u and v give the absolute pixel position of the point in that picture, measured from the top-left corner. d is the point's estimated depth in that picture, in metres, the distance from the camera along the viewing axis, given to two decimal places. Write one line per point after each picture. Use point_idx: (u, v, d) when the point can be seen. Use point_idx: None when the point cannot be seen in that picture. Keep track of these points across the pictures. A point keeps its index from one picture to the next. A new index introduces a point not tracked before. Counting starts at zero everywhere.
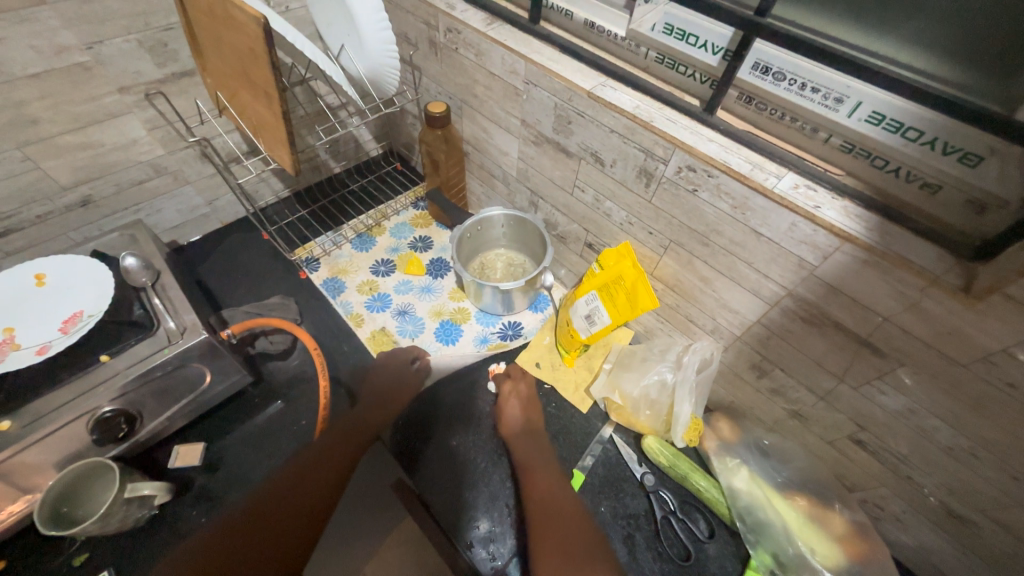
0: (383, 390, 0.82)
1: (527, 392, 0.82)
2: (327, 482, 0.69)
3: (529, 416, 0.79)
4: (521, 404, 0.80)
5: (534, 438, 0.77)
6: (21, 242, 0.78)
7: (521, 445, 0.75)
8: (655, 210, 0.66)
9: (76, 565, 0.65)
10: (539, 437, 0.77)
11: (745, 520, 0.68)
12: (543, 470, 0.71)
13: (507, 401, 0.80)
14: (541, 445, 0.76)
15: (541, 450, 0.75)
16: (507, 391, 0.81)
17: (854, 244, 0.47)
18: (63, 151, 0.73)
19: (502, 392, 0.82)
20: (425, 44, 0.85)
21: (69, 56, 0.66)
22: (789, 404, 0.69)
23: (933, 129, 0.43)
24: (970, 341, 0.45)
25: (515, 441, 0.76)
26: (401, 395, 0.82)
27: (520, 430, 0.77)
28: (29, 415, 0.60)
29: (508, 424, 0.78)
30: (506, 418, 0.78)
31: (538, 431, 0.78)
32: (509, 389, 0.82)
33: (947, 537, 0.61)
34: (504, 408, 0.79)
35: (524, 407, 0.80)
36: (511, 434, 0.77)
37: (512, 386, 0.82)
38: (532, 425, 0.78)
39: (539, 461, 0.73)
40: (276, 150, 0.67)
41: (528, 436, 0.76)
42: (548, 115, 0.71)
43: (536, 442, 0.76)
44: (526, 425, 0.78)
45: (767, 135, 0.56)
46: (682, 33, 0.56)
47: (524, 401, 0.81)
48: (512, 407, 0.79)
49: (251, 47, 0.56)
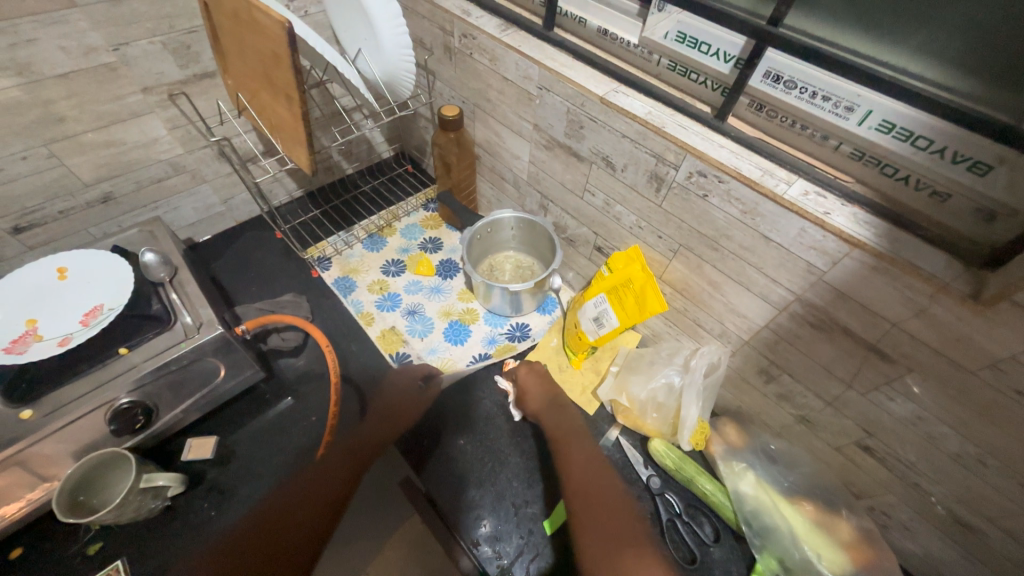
0: (397, 396, 0.82)
1: (545, 372, 0.84)
2: (325, 500, 0.68)
3: (553, 393, 0.81)
4: (543, 381, 0.82)
5: (564, 415, 0.79)
6: (44, 237, 0.80)
7: (552, 421, 0.77)
8: (665, 215, 0.67)
9: (91, 554, 0.66)
10: (568, 412, 0.79)
11: (750, 524, 0.68)
12: (573, 442, 0.73)
13: (529, 382, 0.81)
14: (571, 422, 0.78)
15: (573, 426, 0.77)
16: (524, 372, 0.82)
17: (864, 250, 0.48)
18: (87, 149, 0.75)
19: (519, 376, 0.82)
20: (440, 49, 0.86)
21: (96, 56, 0.68)
22: (796, 410, 0.69)
23: (943, 138, 0.44)
24: (978, 347, 0.45)
25: (545, 417, 0.78)
26: (406, 409, 0.80)
27: (548, 406, 0.79)
28: (50, 405, 0.62)
29: (535, 403, 0.79)
30: (531, 397, 0.80)
31: (564, 406, 0.80)
32: (528, 372, 0.83)
33: (955, 545, 0.61)
34: (526, 387, 0.81)
35: (547, 385, 0.82)
36: (540, 412, 0.79)
37: (529, 368, 0.83)
38: (559, 402, 0.80)
39: (571, 435, 0.75)
40: (294, 150, 0.69)
41: (558, 414, 0.78)
42: (560, 120, 0.73)
43: (566, 417, 0.78)
44: (553, 401, 0.80)
45: (777, 142, 0.57)
46: (695, 41, 0.57)
47: (544, 378, 0.83)
48: (535, 386, 0.81)
49: (274, 50, 0.58)
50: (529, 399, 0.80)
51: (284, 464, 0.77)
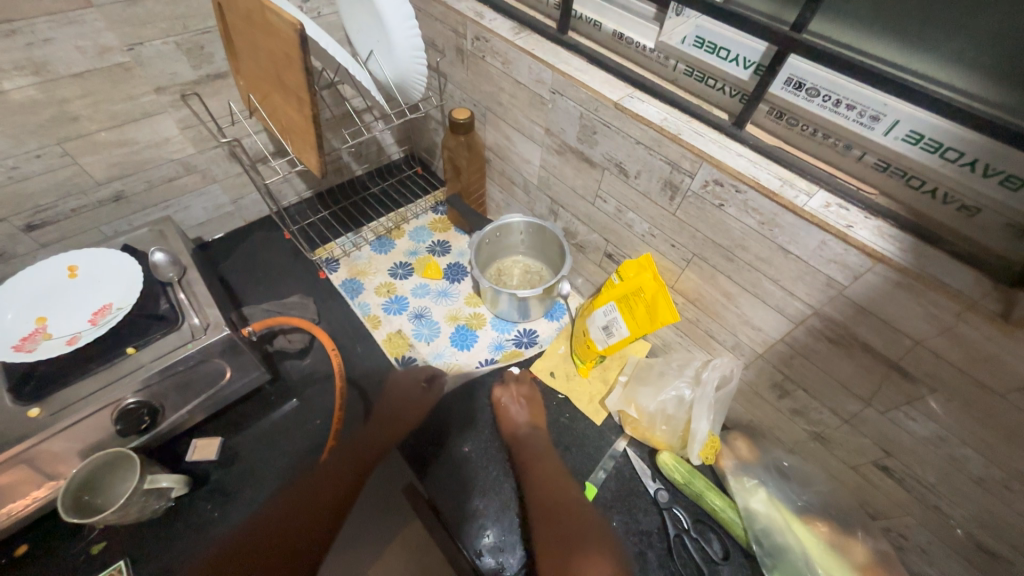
0: (399, 400, 0.82)
1: (528, 394, 0.84)
2: (323, 508, 0.71)
3: (530, 417, 0.81)
4: (523, 407, 0.82)
5: (537, 439, 0.79)
6: (56, 234, 0.81)
7: (524, 447, 0.77)
8: (679, 223, 0.66)
9: (94, 553, 0.67)
10: (540, 436, 0.79)
11: (762, 543, 0.66)
12: (543, 466, 0.75)
13: (506, 407, 0.82)
14: (543, 447, 0.78)
15: (546, 450, 0.78)
16: (503, 399, 0.82)
17: (887, 265, 0.46)
18: (100, 148, 0.75)
19: (496, 398, 0.83)
20: (452, 51, 0.86)
21: (111, 56, 0.68)
22: (810, 426, 0.67)
23: (974, 150, 0.42)
24: (1007, 369, 0.43)
25: (517, 443, 0.78)
26: (409, 413, 0.81)
27: (523, 431, 0.79)
28: (57, 403, 0.62)
29: (511, 428, 0.79)
30: (508, 421, 0.80)
31: (541, 430, 0.80)
32: (507, 396, 0.83)
33: (976, 572, 0.59)
34: (507, 413, 0.81)
35: (525, 409, 0.82)
36: (515, 438, 0.78)
37: (506, 392, 0.84)
38: (534, 426, 0.80)
39: (539, 461, 0.76)
40: (304, 153, 0.68)
41: (531, 439, 0.78)
42: (573, 125, 0.71)
43: (539, 443, 0.79)
44: (529, 426, 0.80)
45: (798, 151, 0.55)
46: (713, 47, 0.55)
47: (524, 403, 0.83)
48: (514, 411, 0.81)
49: (285, 52, 0.57)
50: (507, 423, 0.80)
51: (287, 467, 0.76)
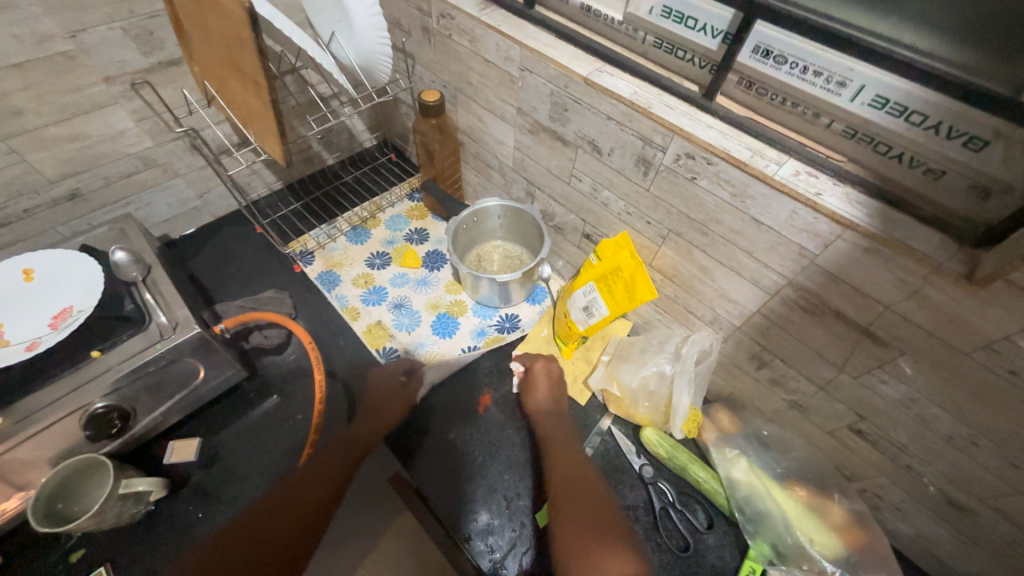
0: (380, 397, 0.80)
1: (556, 373, 0.81)
2: (320, 499, 0.68)
3: (557, 394, 0.80)
4: (551, 384, 0.80)
5: (559, 417, 0.77)
6: (9, 237, 0.77)
7: (547, 423, 0.76)
8: (653, 199, 0.65)
9: (73, 562, 0.65)
10: (563, 417, 0.78)
11: (744, 510, 0.68)
12: (566, 446, 0.73)
13: (538, 380, 0.80)
14: (565, 428, 0.76)
15: (567, 430, 0.76)
16: (538, 369, 0.81)
17: (856, 231, 0.46)
18: (48, 143, 0.71)
19: (532, 368, 0.82)
20: (418, 31, 0.83)
21: (51, 44, 0.64)
22: (788, 395, 0.68)
23: (937, 112, 0.42)
24: (971, 328, 0.44)
25: (541, 418, 0.76)
26: (390, 410, 0.78)
27: (549, 410, 0.77)
28: (21, 412, 0.59)
29: (536, 402, 0.78)
30: (534, 398, 0.78)
31: (563, 412, 0.78)
32: (541, 367, 0.81)
33: (946, 525, 0.61)
34: (533, 384, 0.80)
35: (554, 387, 0.80)
36: (538, 412, 0.77)
37: (543, 366, 0.82)
38: (560, 408, 0.78)
39: (562, 439, 0.74)
40: (266, 140, 0.66)
41: (554, 416, 0.77)
42: (544, 103, 0.70)
43: (562, 423, 0.77)
44: (553, 405, 0.78)
45: (767, 120, 0.55)
46: (681, 16, 0.54)
47: (554, 381, 0.81)
48: (542, 385, 0.80)
49: (237, 34, 0.55)
50: (533, 396, 0.79)
51: (271, 464, 0.75)
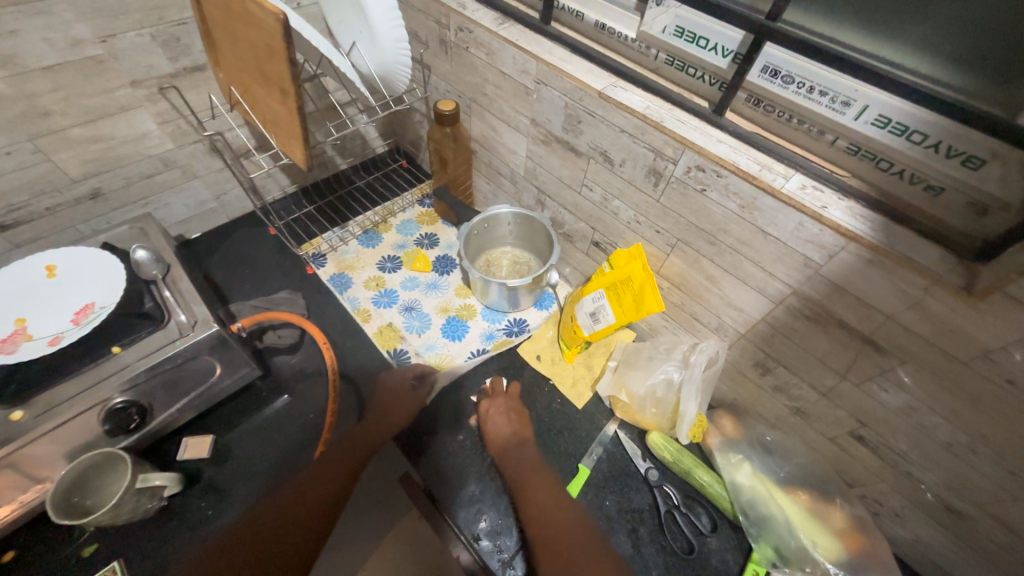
0: (389, 402, 0.81)
1: (514, 404, 0.81)
2: (322, 500, 0.69)
3: (517, 429, 0.78)
4: (508, 418, 0.79)
5: (525, 451, 0.75)
6: (30, 234, 0.78)
7: (512, 461, 0.74)
8: (663, 209, 0.68)
9: (85, 556, 0.66)
10: (529, 449, 0.76)
11: (747, 514, 0.69)
12: (538, 482, 0.71)
13: (491, 417, 0.78)
14: (534, 461, 0.75)
15: (535, 466, 0.74)
16: (487, 407, 0.79)
17: (860, 243, 0.49)
18: (74, 144, 0.73)
19: (481, 409, 0.80)
20: (435, 43, 0.86)
21: (83, 49, 0.66)
22: (791, 402, 0.70)
23: (937, 132, 0.45)
24: (970, 338, 0.46)
25: (505, 456, 0.74)
26: (397, 412, 0.80)
27: (510, 445, 0.76)
28: (42, 405, 0.61)
29: (497, 439, 0.76)
30: (494, 434, 0.77)
31: (526, 444, 0.77)
32: (494, 406, 0.80)
33: (944, 531, 0.63)
34: (491, 424, 0.78)
35: (512, 421, 0.79)
36: (501, 449, 0.75)
37: (493, 403, 0.80)
38: (523, 439, 0.77)
39: (533, 476, 0.72)
40: (289, 146, 0.68)
41: (518, 450, 0.75)
42: (558, 114, 0.72)
43: (528, 455, 0.75)
44: (515, 437, 0.77)
45: (775, 136, 0.57)
46: (693, 36, 0.57)
47: (509, 414, 0.80)
48: (499, 420, 0.78)
49: (268, 43, 0.57)
50: (491, 435, 0.77)
51: (282, 463, 0.76)
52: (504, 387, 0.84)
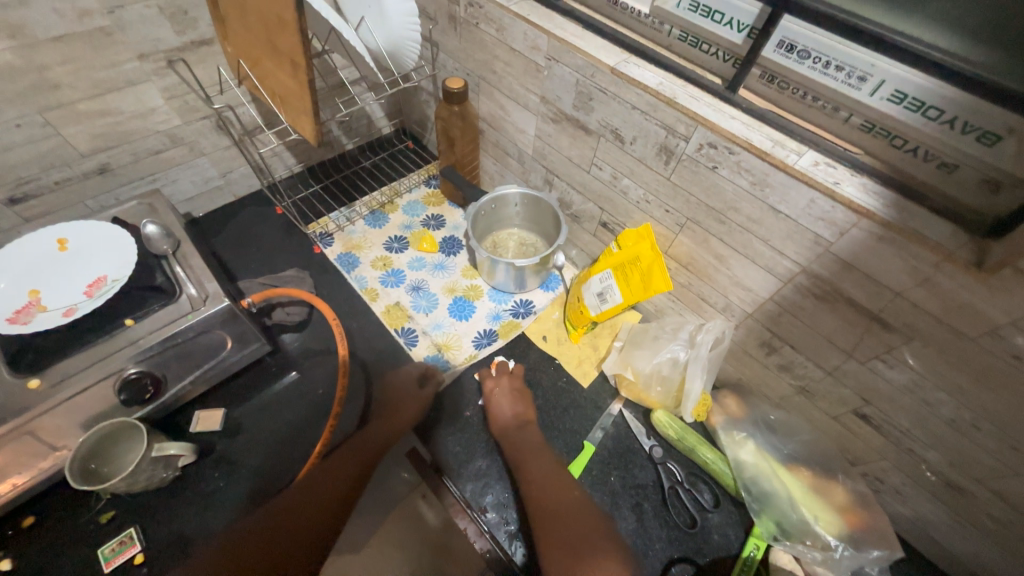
0: (395, 393, 0.81)
1: (519, 385, 0.81)
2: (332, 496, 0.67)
3: (519, 409, 0.77)
4: (510, 398, 0.78)
5: (529, 432, 0.74)
6: (40, 208, 0.79)
7: (513, 442, 0.73)
8: (673, 188, 0.67)
9: (103, 522, 0.67)
10: (531, 431, 0.74)
11: (750, 490, 0.70)
12: (540, 465, 0.69)
13: (495, 398, 0.78)
14: (534, 442, 0.73)
15: (538, 445, 0.73)
16: (491, 388, 0.79)
17: (872, 219, 0.49)
18: (82, 118, 0.73)
19: (485, 389, 0.80)
20: (444, 19, 0.85)
21: (91, 20, 0.65)
22: (795, 381, 0.71)
23: (953, 108, 0.45)
24: (979, 314, 0.46)
25: (506, 438, 0.73)
26: (404, 405, 0.79)
27: (512, 427, 0.75)
28: (56, 375, 0.61)
29: (499, 420, 0.76)
30: (496, 415, 0.76)
31: (530, 425, 0.75)
32: (499, 388, 0.80)
33: (944, 508, 0.64)
34: (493, 407, 0.77)
35: (516, 401, 0.78)
36: (502, 430, 0.74)
37: (496, 384, 0.80)
38: (525, 421, 0.76)
39: (534, 454, 0.70)
40: (299, 121, 0.68)
41: (518, 431, 0.74)
42: (568, 92, 0.72)
43: (530, 436, 0.74)
44: (517, 419, 0.76)
45: (788, 114, 0.57)
46: (708, 10, 0.56)
47: (513, 394, 0.79)
48: (500, 402, 0.77)
49: (278, 14, 0.56)
50: (493, 416, 0.76)
51: (293, 437, 0.77)
52: (509, 368, 0.84)
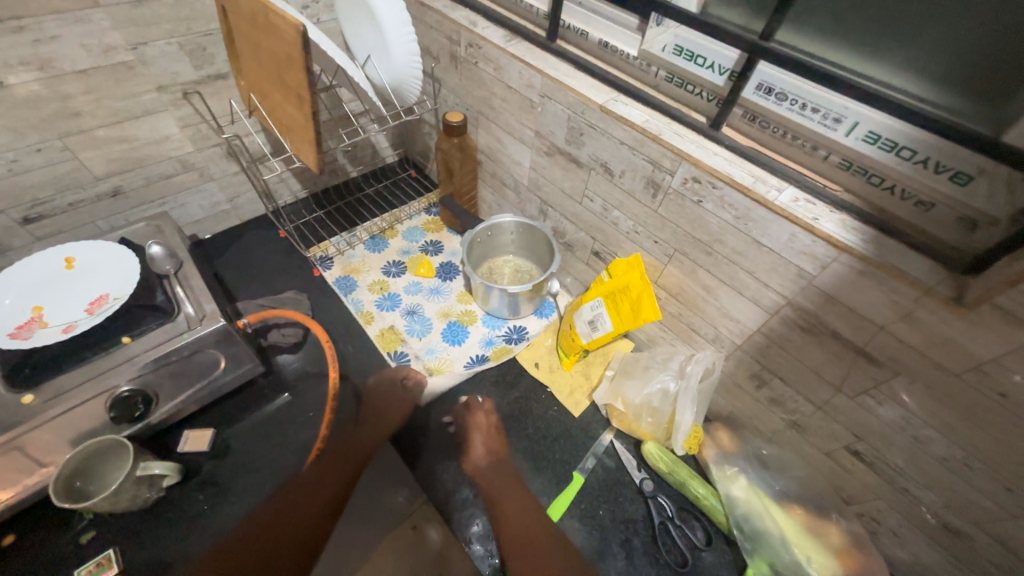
0: (384, 398, 0.83)
1: (494, 423, 0.82)
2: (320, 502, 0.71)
3: (492, 447, 0.79)
4: (484, 436, 0.80)
5: (502, 470, 0.76)
6: (52, 228, 0.82)
7: (487, 480, 0.74)
8: (661, 220, 0.69)
9: (82, 543, 0.67)
10: (505, 468, 0.76)
11: (742, 528, 0.68)
12: (513, 502, 0.72)
13: (472, 435, 0.80)
14: (509, 479, 0.75)
15: (511, 480, 0.75)
16: (473, 423, 0.81)
17: (851, 254, 0.50)
18: (99, 143, 0.77)
19: (463, 423, 0.81)
20: (446, 58, 0.89)
21: (115, 55, 0.70)
22: (787, 415, 0.70)
23: (925, 149, 0.46)
24: (962, 350, 0.46)
25: (480, 476, 0.75)
26: (393, 413, 0.81)
27: (488, 464, 0.76)
28: (51, 391, 0.63)
29: (475, 458, 0.77)
30: (472, 453, 0.77)
31: (505, 461, 0.77)
32: (478, 424, 0.81)
33: (943, 552, 0.61)
34: (468, 444, 0.79)
35: (488, 440, 0.79)
36: (477, 469, 0.76)
37: (475, 419, 0.82)
38: (499, 459, 0.77)
39: (508, 493, 0.73)
40: (302, 150, 0.71)
41: (494, 469, 0.76)
42: (561, 127, 0.75)
43: (505, 473, 0.76)
44: (491, 458, 0.77)
45: (769, 151, 0.59)
46: (691, 54, 0.59)
47: (486, 432, 0.81)
48: (476, 439, 0.79)
49: (287, 52, 0.60)
50: (469, 455, 0.77)
51: (281, 460, 0.77)
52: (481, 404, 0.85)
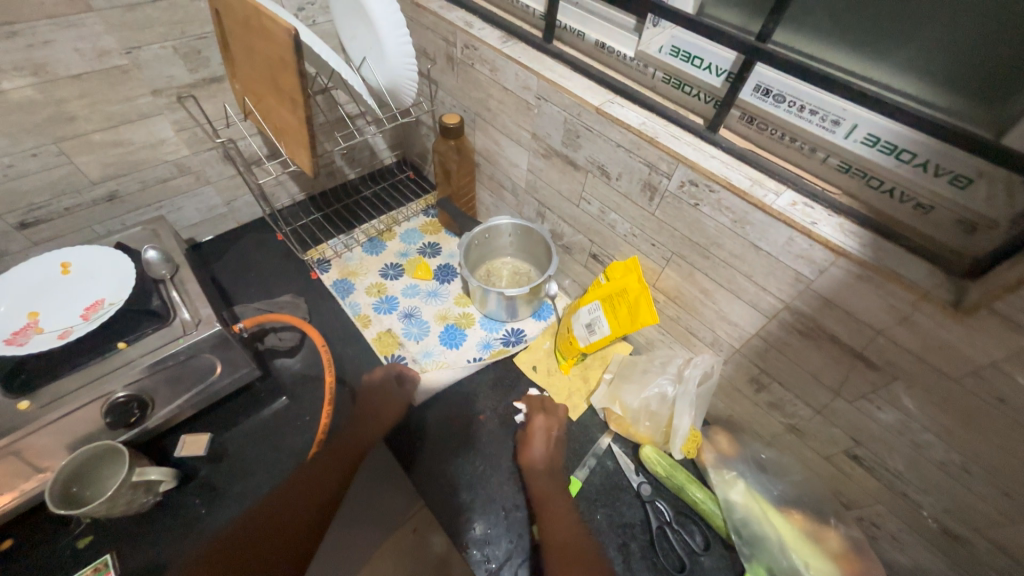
0: (377, 397, 0.83)
1: (555, 428, 0.79)
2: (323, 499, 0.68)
3: (554, 453, 0.76)
4: (549, 440, 0.78)
5: (557, 475, 0.74)
6: (49, 232, 0.82)
7: (541, 483, 0.72)
8: (658, 223, 0.69)
9: (80, 548, 0.67)
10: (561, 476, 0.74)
11: (740, 533, 0.68)
12: (562, 508, 0.69)
13: (535, 436, 0.78)
14: (562, 487, 0.72)
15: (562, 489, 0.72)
16: (538, 424, 0.79)
17: (849, 258, 0.49)
18: (95, 147, 0.77)
19: (531, 425, 0.79)
20: (443, 59, 0.89)
21: (109, 59, 0.70)
22: (786, 419, 0.69)
23: (925, 151, 0.45)
24: (961, 355, 0.45)
25: (537, 478, 0.73)
26: (388, 411, 0.81)
27: (545, 467, 0.74)
28: (48, 396, 0.63)
29: (530, 457, 0.75)
30: (528, 452, 0.76)
31: (562, 471, 0.75)
32: (542, 424, 0.79)
33: (943, 557, 0.61)
34: (529, 440, 0.77)
35: (551, 445, 0.77)
36: (534, 470, 0.74)
37: (537, 420, 0.80)
38: (556, 464, 0.75)
39: (557, 498, 0.70)
40: (297, 153, 0.70)
41: (553, 474, 0.74)
42: (558, 129, 0.74)
43: (560, 481, 0.73)
44: (550, 462, 0.75)
45: (767, 153, 0.58)
46: (687, 56, 0.59)
47: (551, 438, 0.78)
48: (539, 442, 0.77)
49: (280, 55, 0.60)
50: (528, 453, 0.76)
51: (277, 464, 0.77)
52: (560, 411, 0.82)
